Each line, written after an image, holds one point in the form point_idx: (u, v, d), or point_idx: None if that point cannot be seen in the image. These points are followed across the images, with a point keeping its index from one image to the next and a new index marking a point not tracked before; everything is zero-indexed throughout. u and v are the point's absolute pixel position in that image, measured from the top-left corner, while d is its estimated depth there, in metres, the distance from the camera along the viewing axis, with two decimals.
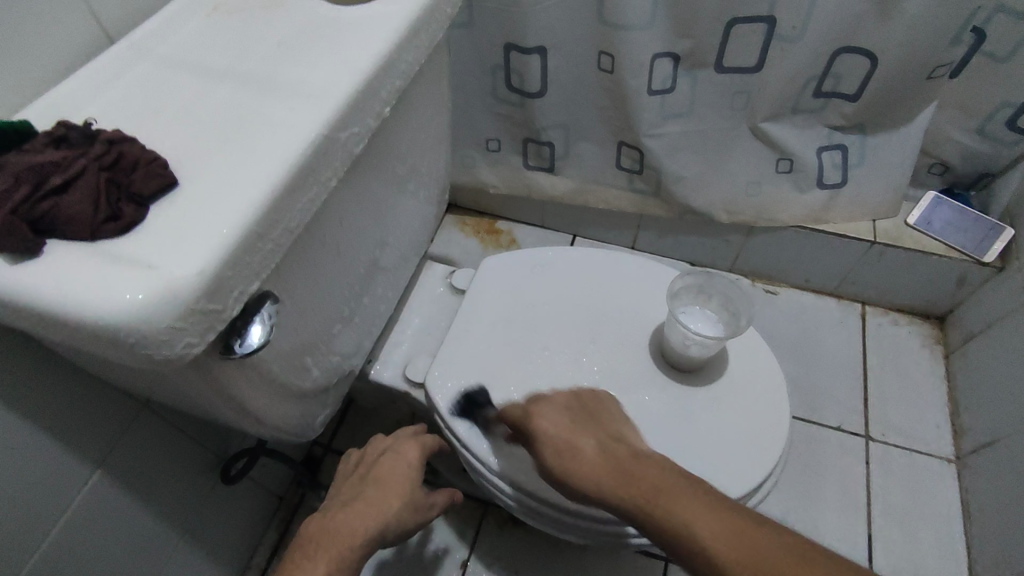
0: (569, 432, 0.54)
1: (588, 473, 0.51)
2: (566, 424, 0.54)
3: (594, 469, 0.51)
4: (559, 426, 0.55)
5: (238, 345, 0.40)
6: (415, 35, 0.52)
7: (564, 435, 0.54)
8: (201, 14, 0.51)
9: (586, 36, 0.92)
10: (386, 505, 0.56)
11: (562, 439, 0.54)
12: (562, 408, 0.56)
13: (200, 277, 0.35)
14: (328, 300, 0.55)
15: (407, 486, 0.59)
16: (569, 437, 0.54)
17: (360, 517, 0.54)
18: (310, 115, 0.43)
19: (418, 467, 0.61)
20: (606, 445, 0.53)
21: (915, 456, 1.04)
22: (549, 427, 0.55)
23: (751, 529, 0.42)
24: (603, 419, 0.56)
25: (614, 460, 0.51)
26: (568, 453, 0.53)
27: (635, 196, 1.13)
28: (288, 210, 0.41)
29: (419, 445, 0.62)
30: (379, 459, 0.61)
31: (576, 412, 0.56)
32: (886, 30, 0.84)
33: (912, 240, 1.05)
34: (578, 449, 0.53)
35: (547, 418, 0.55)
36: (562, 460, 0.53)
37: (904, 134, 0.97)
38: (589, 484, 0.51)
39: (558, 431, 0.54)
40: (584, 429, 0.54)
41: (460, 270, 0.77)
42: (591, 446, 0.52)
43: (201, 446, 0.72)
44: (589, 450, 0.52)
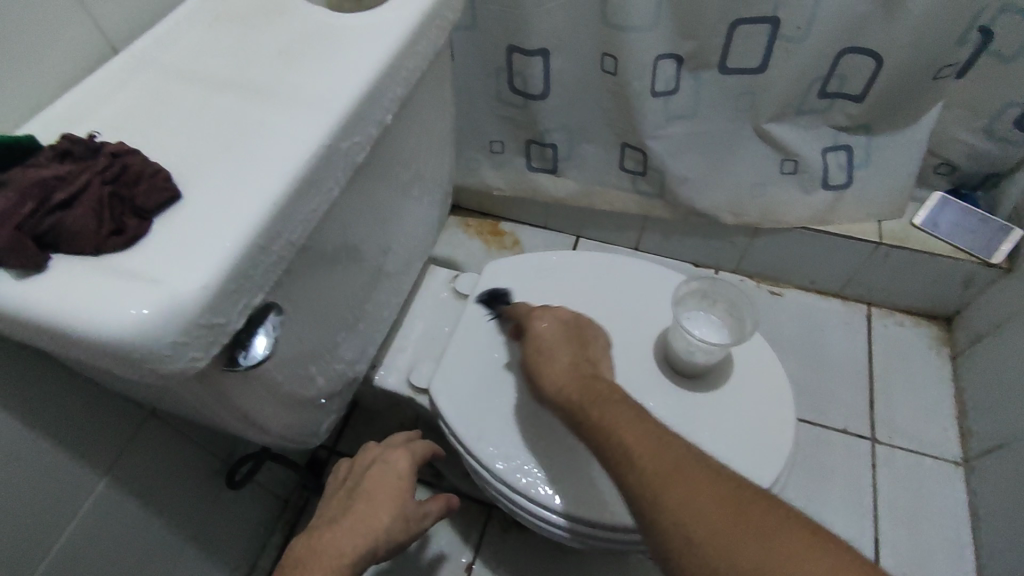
0: (555, 338, 0.60)
1: (553, 372, 0.57)
2: (556, 334, 0.60)
3: (560, 375, 0.57)
4: (550, 331, 0.60)
5: (242, 357, 0.40)
6: (417, 42, 0.52)
7: (548, 344, 0.59)
8: (203, 22, 0.51)
9: (589, 38, 0.91)
10: (375, 519, 0.56)
11: (546, 345, 0.59)
12: (558, 319, 0.61)
13: (204, 291, 0.35)
14: (332, 308, 0.55)
15: (396, 498, 0.58)
16: (552, 345, 0.59)
17: (349, 535, 0.55)
18: (313, 125, 0.43)
19: (408, 476, 0.61)
20: (578, 363, 0.58)
21: (922, 459, 1.03)
22: (542, 332, 0.60)
23: (669, 443, 0.48)
24: (589, 344, 0.61)
25: (584, 370, 0.57)
26: (547, 356, 0.58)
27: (639, 198, 1.13)
28: (291, 222, 0.41)
29: (408, 454, 0.62)
30: (368, 470, 0.61)
31: (569, 328, 0.60)
32: (892, 30, 0.83)
33: (919, 241, 1.05)
34: (555, 355, 0.59)
35: (542, 323, 0.61)
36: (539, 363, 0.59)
37: (910, 134, 0.96)
38: (552, 386, 0.57)
39: (546, 337, 0.60)
40: (567, 344, 0.60)
41: (464, 274, 0.77)
42: (567, 359, 0.58)
43: (206, 452, 0.72)
44: (564, 359, 0.58)
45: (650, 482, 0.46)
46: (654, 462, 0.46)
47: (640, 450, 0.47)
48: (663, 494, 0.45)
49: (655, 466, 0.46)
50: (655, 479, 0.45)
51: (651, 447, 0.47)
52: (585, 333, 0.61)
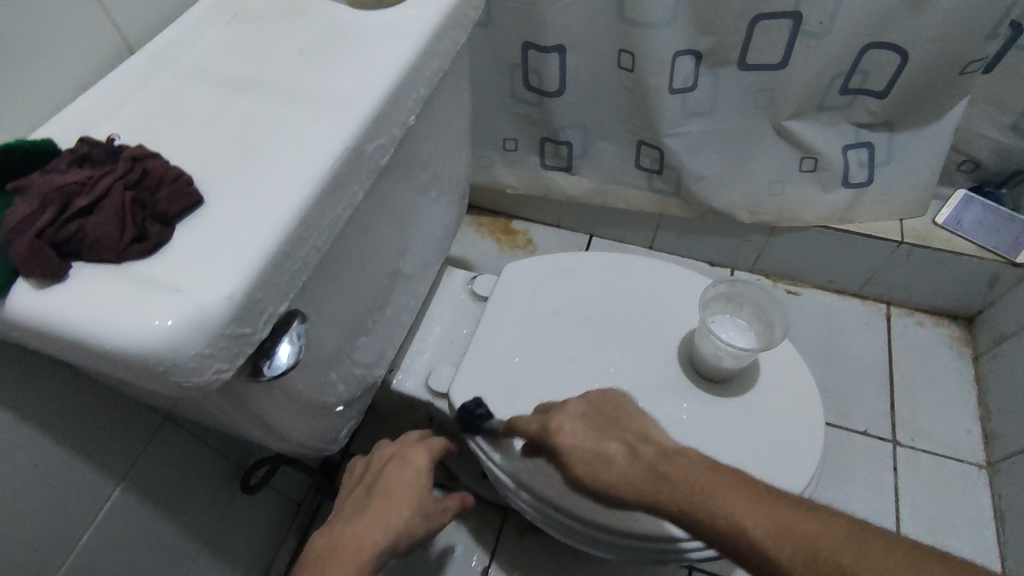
0: (594, 439, 0.48)
1: (626, 480, 0.45)
2: (588, 433, 0.48)
3: (629, 482, 0.45)
4: (579, 436, 0.48)
5: (266, 366, 0.39)
6: (440, 41, 0.51)
7: (590, 448, 0.47)
8: (221, 21, 0.50)
9: (606, 34, 0.90)
10: (396, 515, 0.55)
11: (590, 453, 0.47)
12: (576, 416, 0.49)
13: (230, 301, 0.34)
14: (353, 313, 0.54)
15: (415, 494, 0.57)
16: (595, 447, 0.47)
17: (369, 530, 0.53)
18: (337, 127, 0.42)
19: (427, 472, 0.60)
20: (635, 451, 0.47)
21: (945, 461, 1.01)
22: (574, 441, 0.48)
23: (833, 534, 0.38)
24: (622, 420, 0.50)
25: (651, 471, 0.45)
26: (600, 467, 0.46)
27: (655, 197, 1.11)
28: (316, 227, 0.40)
29: (426, 450, 0.60)
30: (386, 466, 0.59)
31: (594, 417, 0.49)
32: (918, 24, 0.81)
33: (942, 240, 1.03)
34: (611, 461, 0.46)
35: (566, 432, 0.48)
36: (592, 473, 0.47)
37: (934, 131, 0.94)
38: (629, 497, 0.45)
39: (582, 442, 0.48)
40: (608, 436, 0.48)
41: (482, 275, 0.75)
42: (622, 454, 0.46)
43: (221, 456, 0.71)
44: (621, 459, 0.46)
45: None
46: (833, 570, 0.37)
47: (806, 557, 0.38)
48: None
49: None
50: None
51: (816, 546, 0.38)
52: (612, 408, 0.50)
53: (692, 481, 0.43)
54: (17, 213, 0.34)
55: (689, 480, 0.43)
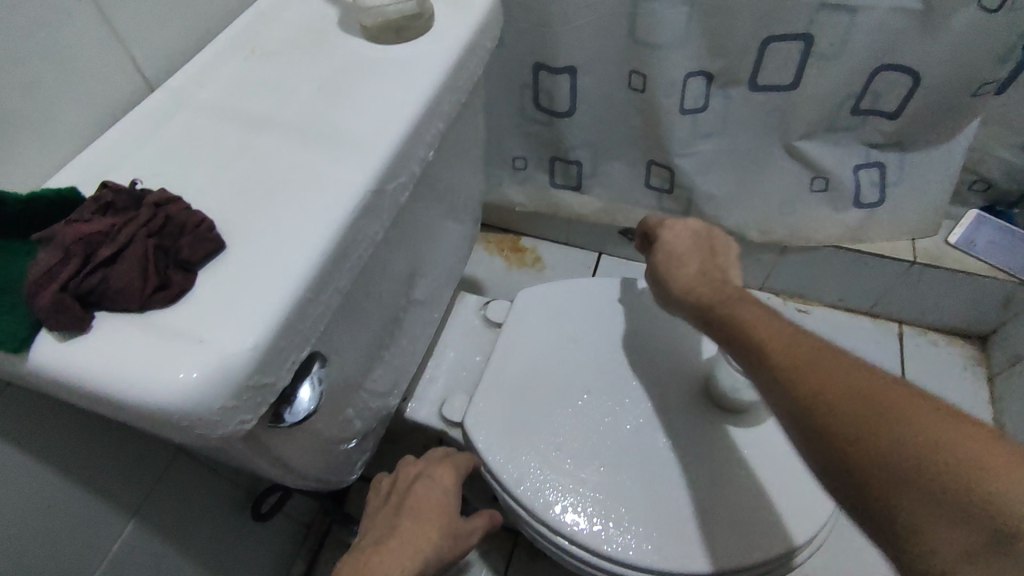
0: (682, 251, 0.59)
1: (684, 274, 0.58)
2: (687, 242, 0.60)
3: (689, 281, 0.57)
4: (679, 245, 0.60)
5: (288, 413, 0.39)
6: (457, 77, 0.51)
7: (679, 250, 0.59)
8: (239, 57, 0.50)
9: (617, 56, 0.90)
10: (427, 535, 0.55)
11: (675, 253, 0.60)
12: (687, 233, 0.61)
13: (254, 351, 0.33)
14: (369, 347, 0.54)
15: (445, 512, 0.58)
16: (677, 256, 0.59)
17: (401, 552, 0.53)
18: (358, 168, 0.42)
19: (453, 491, 0.60)
20: (709, 269, 0.58)
21: None
22: (671, 240, 0.61)
23: (817, 350, 0.47)
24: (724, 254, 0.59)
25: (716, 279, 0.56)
26: (675, 262, 0.59)
27: (664, 215, 1.11)
28: (337, 271, 0.40)
29: (453, 469, 0.61)
30: (413, 485, 0.59)
31: (699, 239, 0.60)
32: (930, 46, 0.81)
33: (955, 260, 1.02)
34: (686, 261, 0.59)
35: (671, 236, 0.60)
36: (666, 268, 0.59)
37: (946, 151, 0.94)
38: (678, 291, 0.58)
39: (670, 252, 0.60)
40: (697, 254, 0.59)
41: (495, 300, 0.75)
42: (696, 267, 0.58)
43: (231, 485, 0.71)
44: (694, 265, 0.58)
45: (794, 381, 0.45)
46: (800, 365, 0.46)
47: (782, 349, 0.48)
48: (807, 393, 0.44)
49: (793, 358, 0.46)
50: (801, 380, 0.45)
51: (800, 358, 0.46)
52: (718, 244, 0.60)
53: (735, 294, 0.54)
54: (41, 264, 0.33)
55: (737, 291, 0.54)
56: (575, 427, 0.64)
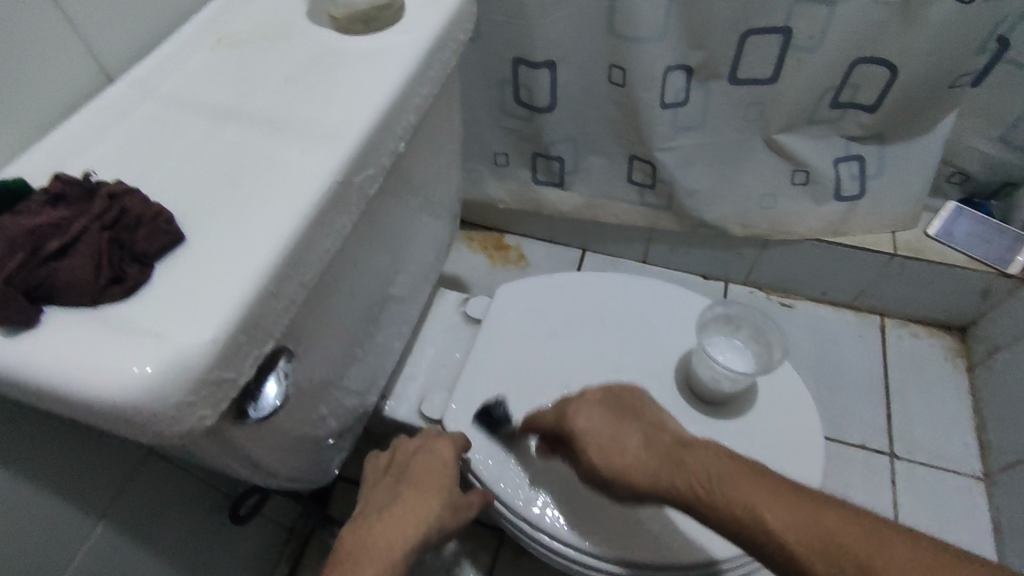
0: (608, 432, 0.52)
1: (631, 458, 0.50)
2: (604, 419, 0.52)
3: (646, 466, 0.49)
4: (598, 423, 0.52)
5: (252, 410, 0.38)
6: (429, 66, 0.50)
7: (608, 434, 0.51)
8: (204, 47, 0.49)
9: (596, 49, 0.90)
10: (428, 506, 0.52)
11: (606, 439, 0.51)
12: (597, 410, 0.53)
13: (213, 345, 0.32)
14: (342, 344, 0.53)
15: (446, 483, 0.55)
16: (605, 444, 0.51)
17: (401, 522, 0.50)
18: (324, 159, 0.41)
19: (453, 463, 0.58)
20: (651, 438, 0.51)
21: (941, 474, 1.00)
22: (590, 427, 0.52)
23: (837, 526, 0.42)
24: (642, 409, 0.53)
25: (660, 449, 0.50)
26: (613, 450, 0.51)
27: (646, 211, 1.10)
28: (303, 264, 0.39)
29: (451, 442, 0.59)
30: (411, 460, 0.57)
31: (612, 406, 0.53)
32: (906, 39, 0.81)
33: (935, 252, 1.02)
34: (626, 444, 0.51)
35: (583, 420, 0.52)
36: (608, 458, 0.51)
37: (924, 144, 0.94)
38: (641, 483, 0.49)
39: (596, 437, 0.51)
40: (625, 424, 0.52)
41: (475, 296, 0.74)
42: (638, 442, 0.50)
43: (207, 486, 0.69)
44: (632, 444, 0.50)
45: None
46: (818, 543, 0.41)
47: (807, 545, 0.42)
48: None
49: (828, 559, 0.41)
50: None
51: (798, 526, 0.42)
52: (633, 403, 0.53)
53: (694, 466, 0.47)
54: None
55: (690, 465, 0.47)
56: None
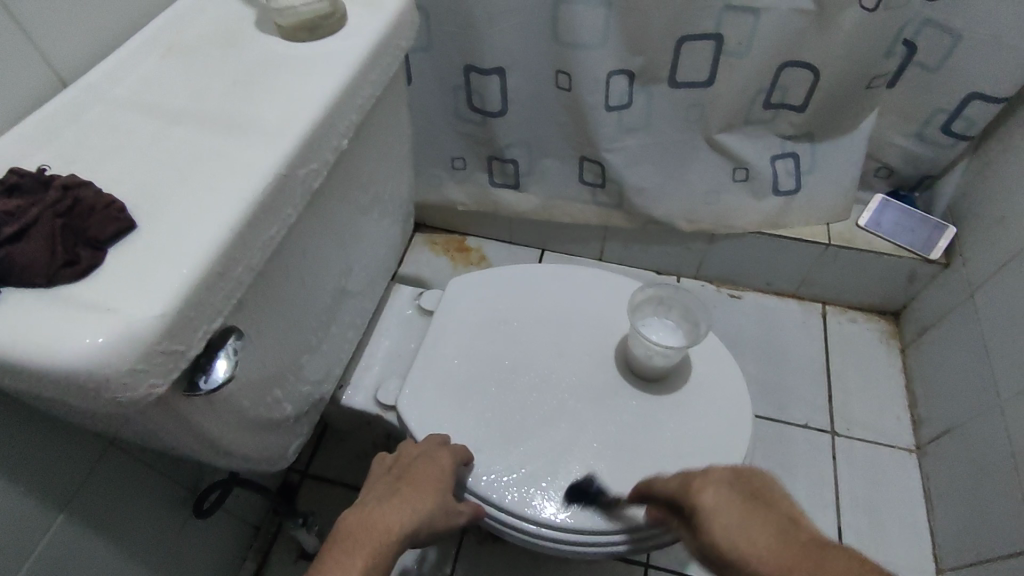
0: (735, 513, 0.44)
1: (758, 548, 0.42)
2: (733, 502, 0.45)
3: (771, 560, 0.41)
4: (722, 505, 0.45)
5: (204, 381, 0.40)
6: (370, 69, 0.54)
7: (732, 517, 0.44)
8: (155, 54, 0.52)
9: (543, 56, 0.95)
10: (421, 508, 0.54)
11: (726, 521, 0.44)
12: (725, 486, 0.47)
13: (162, 318, 0.35)
14: (296, 331, 0.56)
15: (444, 489, 0.57)
16: (730, 529, 0.43)
17: (396, 514, 0.52)
18: (267, 152, 0.44)
19: (451, 472, 0.60)
20: (786, 531, 0.42)
21: (878, 448, 1.07)
22: (712, 505, 0.46)
23: None
24: (776, 498, 0.46)
25: (798, 547, 0.40)
26: (731, 536, 0.43)
27: (598, 209, 1.15)
28: (248, 248, 0.42)
29: (453, 453, 0.61)
30: (413, 463, 0.59)
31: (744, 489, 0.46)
32: (825, 44, 0.88)
33: (865, 242, 1.10)
34: (749, 533, 0.43)
35: (711, 494, 0.46)
36: (725, 544, 0.43)
37: (850, 141, 1.01)
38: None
39: (719, 523, 0.44)
40: (755, 511, 0.44)
41: (429, 290, 0.78)
42: (767, 534, 0.42)
43: (170, 481, 0.71)
44: (753, 528, 0.43)
45: None
46: None
47: None
48: None
49: None
50: None
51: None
52: (765, 488, 0.47)
53: (831, 571, 0.38)
54: None
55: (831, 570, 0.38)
56: (502, 404, 0.67)
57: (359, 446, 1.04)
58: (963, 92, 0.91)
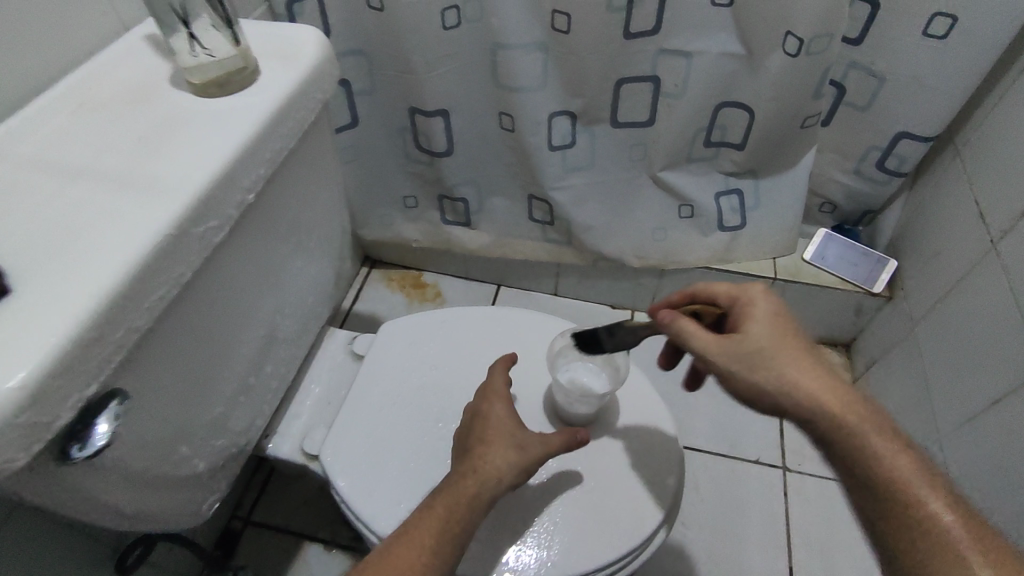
0: (778, 326, 0.55)
1: (791, 363, 0.53)
2: (785, 319, 0.56)
3: (793, 355, 0.54)
4: (777, 315, 0.56)
5: (76, 450, 0.40)
6: (280, 124, 0.54)
7: (779, 328, 0.55)
8: (64, 110, 0.52)
9: (485, 99, 0.96)
10: (496, 461, 0.57)
11: (777, 325, 0.55)
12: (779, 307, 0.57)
13: (22, 390, 0.35)
14: (209, 388, 0.55)
15: (508, 434, 0.59)
16: (775, 342, 0.54)
17: (470, 478, 0.56)
18: (159, 213, 0.44)
19: (509, 415, 0.61)
20: (812, 348, 0.55)
21: (830, 483, 1.07)
22: (769, 313, 0.56)
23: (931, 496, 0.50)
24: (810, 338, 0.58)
25: (814, 354, 0.55)
26: (774, 332, 0.55)
27: (550, 246, 1.16)
28: (132, 310, 0.42)
29: (502, 397, 0.62)
30: (473, 421, 0.62)
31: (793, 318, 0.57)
32: (756, 87, 0.90)
33: (811, 276, 1.11)
34: (782, 335, 0.55)
35: (772, 304, 0.57)
36: (768, 337, 0.55)
37: (791, 178, 1.03)
38: (777, 367, 0.53)
39: (770, 338, 0.54)
40: (794, 330, 0.56)
41: (362, 334, 0.78)
42: (800, 343, 0.55)
43: (86, 540, 0.68)
44: (794, 348, 0.54)
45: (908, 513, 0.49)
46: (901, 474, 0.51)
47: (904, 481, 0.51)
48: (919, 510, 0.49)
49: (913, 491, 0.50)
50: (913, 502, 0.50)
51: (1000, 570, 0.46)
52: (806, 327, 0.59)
53: (828, 378, 0.54)
54: None
55: (837, 379, 0.54)
56: (427, 454, 0.67)
57: (305, 490, 1.02)
58: (892, 131, 0.94)
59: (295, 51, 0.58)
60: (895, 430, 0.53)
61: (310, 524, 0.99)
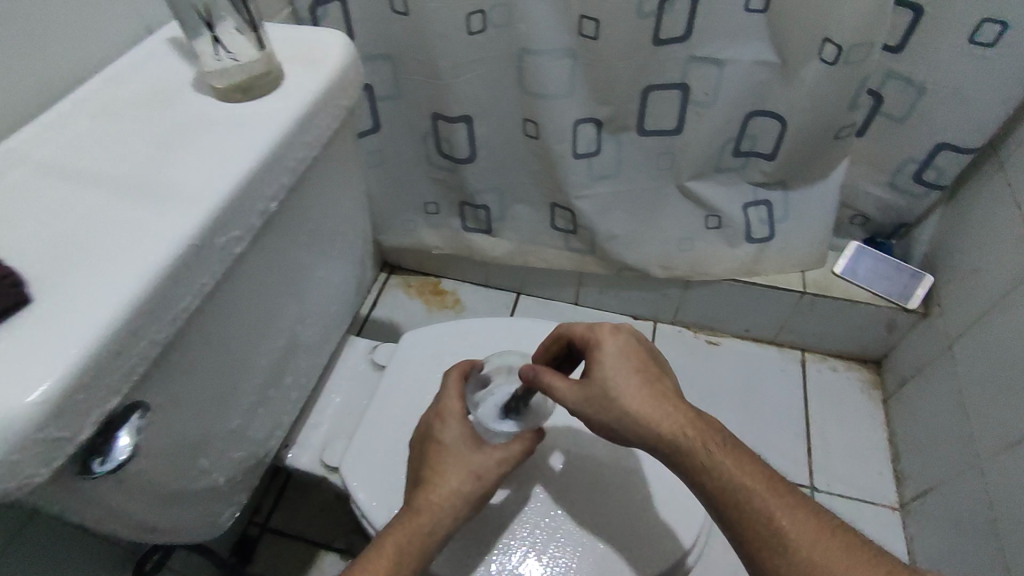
0: (619, 364, 0.56)
1: (634, 400, 0.55)
2: (626, 354, 0.57)
3: (630, 393, 0.55)
4: (619, 353, 0.57)
5: (97, 464, 0.39)
6: (303, 132, 0.53)
7: (618, 368, 0.56)
8: (88, 114, 0.52)
9: (510, 106, 0.95)
10: (448, 494, 0.57)
11: (617, 364, 0.56)
12: (622, 342, 0.58)
13: (45, 403, 0.34)
14: (230, 397, 0.54)
15: (463, 462, 0.59)
16: (619, 382, 0.55)
17: (424, 513, 0.56)
18: (178, 221, 0.43)
19: (463, 438, 0.60)
20: (651, 380, 0.56)
21: (859, 505, 1.04)
22: (612, 353, 0.56)
23: (774, 506, 0.51)
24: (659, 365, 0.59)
25: (653, 387, 0.56)
26: (613, 373, 0.56)
27: (572, 255, 1.15)
28: (152, 323, 0.41)
29: (457, 418, 0.61)
30: (426, 444, 0.61)
31: (636, 352, 0.58)
32: (790, 95, 0.88)
33: (842, 290, 1.09)
34: (621, 373, 0.56)
35: (615, 343, 0.57)
36: (608, 378, 0.56)
37: (823, 189, 1.00)
38: (618, 407, 0.55)
39: (612, 375, 0.56)
40: (635, 365, 0.56)
41: (383, 344, 0.77)
42: (637, 380, 0.56)
43: (106, 545, 0.68)
44: (637, 383, 0.55)
45: (751, 528, 0.51)
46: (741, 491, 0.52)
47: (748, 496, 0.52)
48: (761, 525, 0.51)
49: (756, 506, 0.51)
50: (757, 516, 0.51)
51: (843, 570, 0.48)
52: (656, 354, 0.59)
53: (667, 409, 0.54)
54: None
55: (675, 408, 0.55)
56: None
57: (321, 497, 1.01)
58: (931, 143, 0.91)
59: (319, 56, 0.57)
60: (742, 445, 0.55)
61: (327, 531, 0.98)
